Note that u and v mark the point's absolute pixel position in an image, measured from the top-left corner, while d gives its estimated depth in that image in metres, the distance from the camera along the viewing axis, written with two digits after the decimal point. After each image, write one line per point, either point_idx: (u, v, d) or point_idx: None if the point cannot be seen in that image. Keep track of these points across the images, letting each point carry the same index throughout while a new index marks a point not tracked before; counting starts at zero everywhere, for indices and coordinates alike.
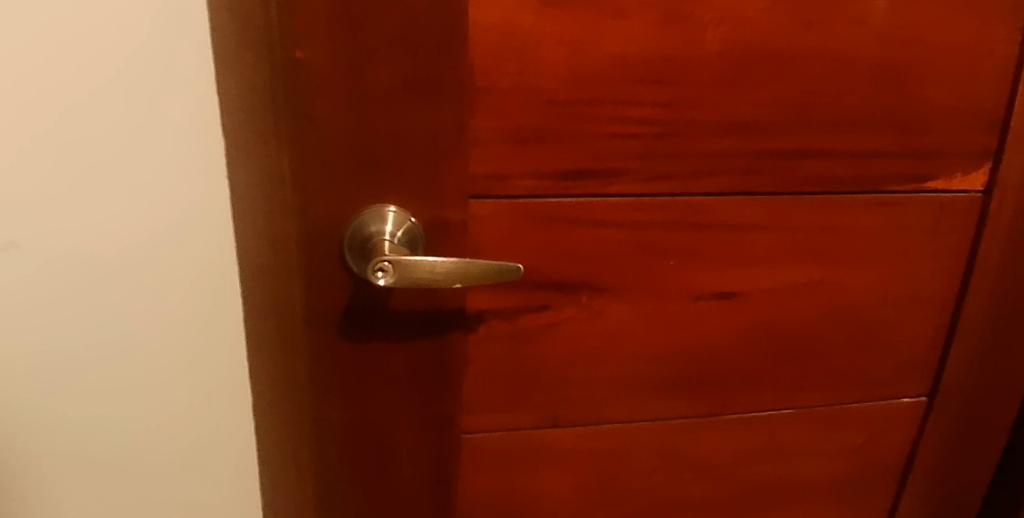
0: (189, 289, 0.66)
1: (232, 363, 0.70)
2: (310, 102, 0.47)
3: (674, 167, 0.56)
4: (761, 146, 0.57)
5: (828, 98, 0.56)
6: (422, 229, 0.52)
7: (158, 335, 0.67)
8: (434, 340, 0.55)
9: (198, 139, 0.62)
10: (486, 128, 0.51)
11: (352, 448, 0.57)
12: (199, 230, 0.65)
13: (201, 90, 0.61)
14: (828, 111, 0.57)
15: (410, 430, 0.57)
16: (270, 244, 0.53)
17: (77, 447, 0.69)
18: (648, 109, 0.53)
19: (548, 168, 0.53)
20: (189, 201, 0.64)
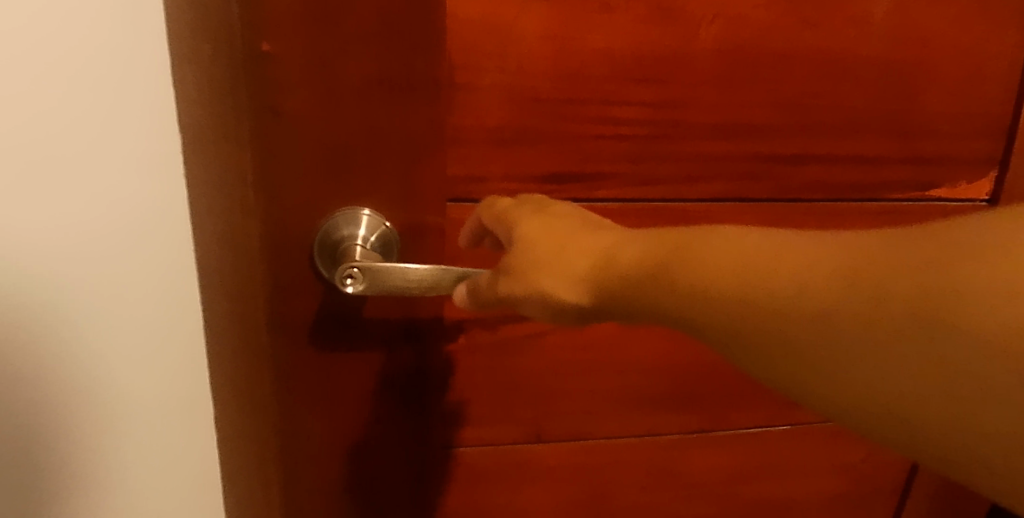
0: (148, 292, 0.64)
1: (193, 367, 0.67)
2: (278, 99, 0.44)
3: (667, 171, 0.53)
4: (759, 150, 0.54)
5: (828, 100, 0.54)
6: (397, 233, 0.49)
7: (116, 341, 0.65)
8: (405, 350, 0.53)
9: (156, 137, 0.60)
10: (468, 127, 0.49)
11: (322, 465, 0.54)
12: (159, 231, 0.62)
13: (159, 85, 0.58)
14: (827, 114, 0.54)
15: (384, 444, 0.55)
16: (232, 248, 0.50)
17: (25, 453, 0.66)
18: (638, 110, 0.51)
19: (532, 171, 0.51)
20: (148, 201, 0.61)
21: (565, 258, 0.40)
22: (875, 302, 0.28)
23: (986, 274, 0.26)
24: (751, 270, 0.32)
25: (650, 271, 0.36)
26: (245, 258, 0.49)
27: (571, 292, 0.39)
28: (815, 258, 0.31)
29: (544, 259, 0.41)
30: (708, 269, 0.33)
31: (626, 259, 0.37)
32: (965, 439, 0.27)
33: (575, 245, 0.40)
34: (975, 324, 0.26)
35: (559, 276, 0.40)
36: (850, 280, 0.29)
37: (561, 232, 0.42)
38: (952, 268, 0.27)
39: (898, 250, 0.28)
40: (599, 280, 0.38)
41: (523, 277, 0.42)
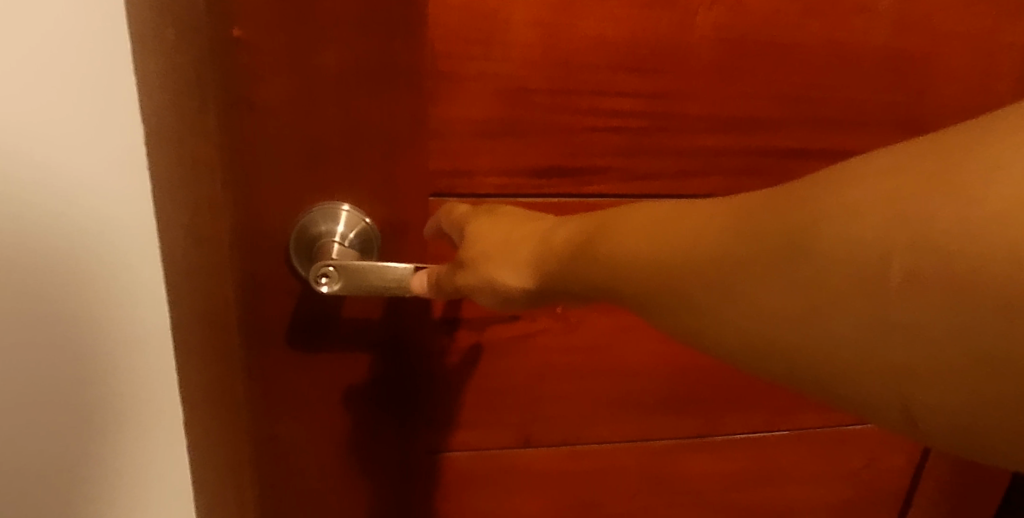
0: (105, 313, 0.55)
1: (160, 396, 0.59)
2: (246, 86, 0.42)
3: (661, 166, 0.51)
4: (757, 144, 0.52)
5: (830, 93, 0.51)
6: (378, 230, 0.47)
7: (67, 370, 0.56)
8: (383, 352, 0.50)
9: (110, 133, 0.51)
10: (451, 118, 0.46)
11: (295, 470, 0.52)
12: (115, 244, 0.54)
13: (110, 72, 0.49)
14: (829, 107, 0.52)
15: (368, 449, 0.53)
16: (198, 248, 0.47)
17: None
18: (632, 101, 0.48)
19: (520, 165, 0.48)
20: (105, 208, 0.53)
21: (513, 246, 0.37)
22: (760, 243, 0.25)
23: (874, 185, 0.22)
24: (655, 236, 0.28)
25: (575, 249, 0.32)
26: (214, 256, 0.46)
27: (512, 279, 0.36)
28: (714, 212, 0.27)
29: (494, 249, 0.38)
30: (616, 236, 0.30)
31: (560, 240, 0.34)
32: (884, 381, 0.23)
33: (521, 233, 0.37)
34: (861, 241, 0.22)
35: (506, 263, 0.36)
36: (740, 228, 0.26)
37: (512, 227, 0.39)
38: (840, 191, 0.23)
39: (790, 187, 0.25)
40: (538, 265, 0.35)
41: (476, 270, 0.38)
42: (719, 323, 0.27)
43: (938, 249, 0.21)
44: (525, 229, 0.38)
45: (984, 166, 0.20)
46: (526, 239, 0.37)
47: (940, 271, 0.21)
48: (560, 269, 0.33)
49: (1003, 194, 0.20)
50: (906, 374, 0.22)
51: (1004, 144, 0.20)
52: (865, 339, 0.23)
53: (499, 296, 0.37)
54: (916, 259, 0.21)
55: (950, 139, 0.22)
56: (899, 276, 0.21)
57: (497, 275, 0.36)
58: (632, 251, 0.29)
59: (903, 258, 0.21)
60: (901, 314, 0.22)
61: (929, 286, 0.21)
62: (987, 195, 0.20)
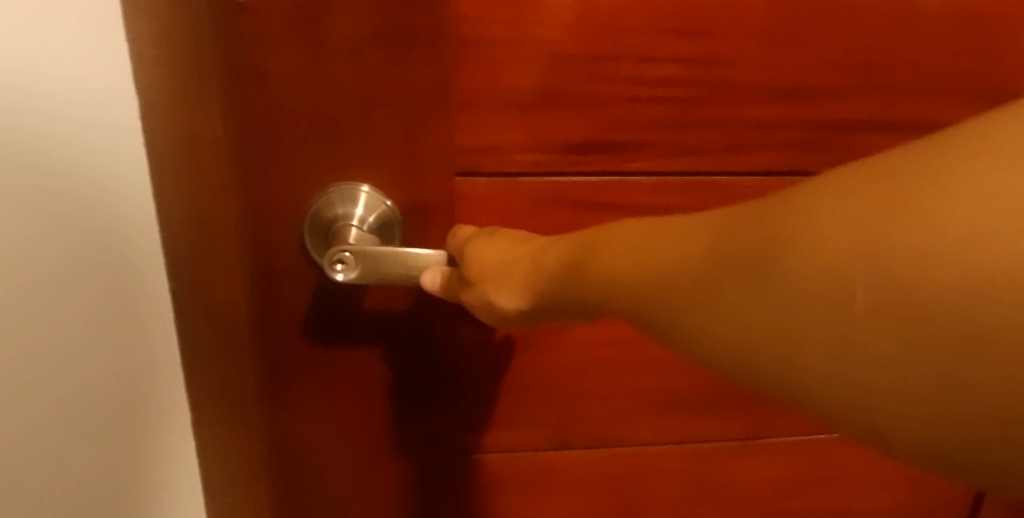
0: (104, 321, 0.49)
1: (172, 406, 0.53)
2: (247, 55, 0.38)
3: (710, 140, 0.46)
4: (818, 115, 0.46)
5: (900, 57, 0.46)
6: (399, 214, 0.44)
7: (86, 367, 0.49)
8: (406, 343, 0.46)
9: (118, 110, 0.45)
10: (478, 89, 0.42)
11: (316, 468, 0.48)
12: (114, 238, 0.48)
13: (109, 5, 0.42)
14: (899, 73, 0.46)
15: (389, 446, 0.49)
16: (202, 232, 0.44)
17: None
18: (677, 68, 0.43)
19: (553, 141, 0.44)
20: (112, 196, 0.47)
21: (508, 268, 0.35)
22: (737, 260, 0.23)
23: (850, 201, 0.21)
24: (642, 250, 0.27)
25: (569, 266, 0.31)
26: (222, 239, 0.43)
27: (508, 301, 0.35)
28: (698, 225, 0.26)
29: (491, 271, 0.36)
30: (603, 251, 0.29)
31: (553, 259, 0.33)
32: (858, 414, 0.21)
33: (516, 254, 0.36)
34: (834, 260, 0.20)
35: (502, 285, 0.35)
36: (719, 242, 0.24)
37: (510, 247, 0.37)
38: (819, 206, 0.21)
39: (773, 201, 0.23)
40: (539, 286, 0.33)
41: (475, 290, 0.37)
42: (697, 342, 0.25)
43: (907, 272, 0.19)
44: (524, 249, 0.36)
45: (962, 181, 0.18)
46: (523, 257, 0.35)
47: (905, 286, 0.19)
48: (558, 285, 0.32)
49: (971, 207, 0.18)
50: (874, 396, 0.20)
51: (985, 156, 0.18)
52: (835, 366, 0.21)
53: (497, 314, 0.36)
54: (884, 284, 0.19)
55: (934, 151, 0.20)
56: (866, 300, 0.20)
57: (495, 298, 0.35)
58: (613, 269, 0.28)
59: (872, 283, 0.19)
60: (871, 342, 0.20)
61: (896, 306, 0.19)
62: (956, 212, 0.18)
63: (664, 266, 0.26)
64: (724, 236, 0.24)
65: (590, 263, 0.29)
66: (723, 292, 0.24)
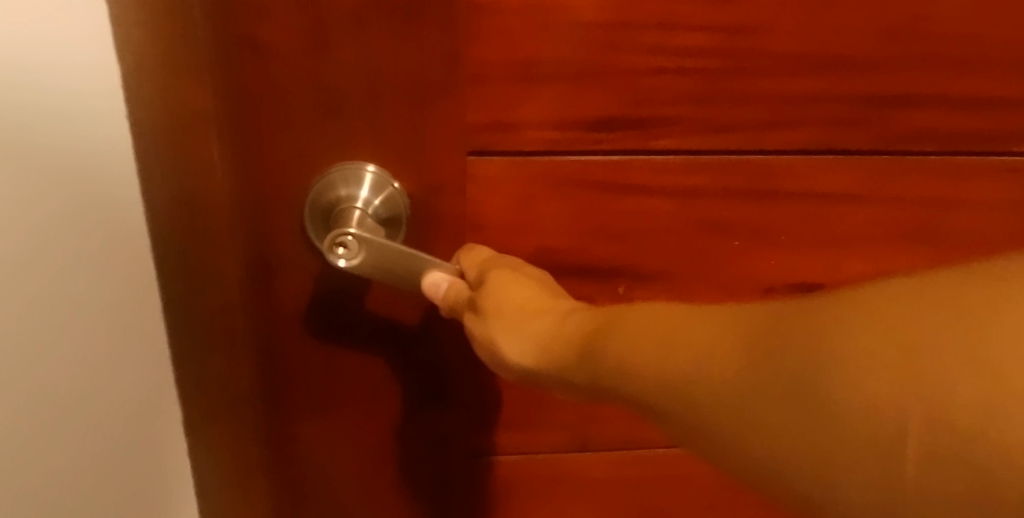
0: (89, 323, 0.41)
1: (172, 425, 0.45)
2: (243, 24, 0.35)
3: (743, 116, 0.42)
4: (857, 89, 0.41)
5: (961, 23, 0.40)
6: (407, 197, 0.41)
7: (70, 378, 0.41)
8: (411, 339, 0.44)
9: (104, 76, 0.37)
10: (489, 60, 0.38)
11: (320, 466, 0.46)
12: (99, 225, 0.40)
13: None
14: (957, 42, 0.41)
15: (393, 446, 0.47)
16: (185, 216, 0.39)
17: None
18: (708, 37, 0.39)
19: (571, 116, 0.40)
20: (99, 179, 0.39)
21: (530, 319, 0.33)
22: (772, 368, 0.21)
23: (903, 311, 0.19)
24: (667, 344, 0.24)
25: (585, 344, 0.28)
26: (219, 223, 0.39)
27: (516, 353, 0.32)
28: (727, 317, 0.24)
29: (509, 314, 0.33)
30: (619, 334, 0.27)
31: (571, 329, 0.30)
32: None
33: (539, 307, 0.33)
34: (882, 381, 0.18)
35: (516, 334, 0.32)
36: (751, 334, 0.22)
37: (532, 294, 0.34)
38: (869, 311, 0.20)
39: (815, 302, 0.22)
40: (548, 360, 0.30)
41: (486, 323, 0.34)
42: (724, 452, 0.23)
43: (959, 402, 0.17)
44: (548, 305, 0.33)
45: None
46: (541, 316, 0.32)
47: (956, 417, 0.17)
48: (570, 362, 0.29)
49: None
50: None
51: None
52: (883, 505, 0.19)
53: (495, 358, 0.33)
54: (932, 402, 0.17)
55: (981, 271, 0.19)
56: (912, 418, 0.18)
57: (507, 345, 0.32)
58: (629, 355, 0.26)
59: (919, 400, 0.18)
60: (921, 487, 0.18)
61: (943, 441, 0.17)
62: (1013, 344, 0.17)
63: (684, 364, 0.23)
64: (754, 337, 0.22)
65: (601, 350, 0.27)
66: (750, 399, 0.21)
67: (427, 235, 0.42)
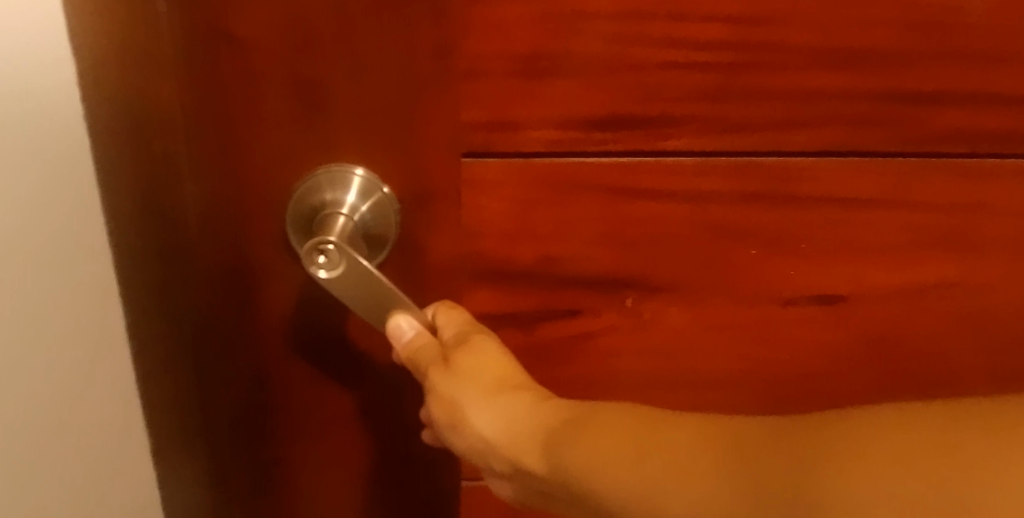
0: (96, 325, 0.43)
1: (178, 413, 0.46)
2: (219, 14, 0.34)
3: (758, 115, 0.39)
4: (882, 84, 0.38)
5: (1000, 13, 0.37)
6: (396, 202, 0.39)
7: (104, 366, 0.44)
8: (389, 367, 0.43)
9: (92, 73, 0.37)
10: (486, 54, 0.35)
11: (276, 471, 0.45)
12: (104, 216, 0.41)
13: None
14: (994, 33, 0.37)
15: (371, 474, 0.46)
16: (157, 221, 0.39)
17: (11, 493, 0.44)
18: (721, 29, 0.36)
19: (573, 115, 0.38)
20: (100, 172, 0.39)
21: (501, 394, 0.36)
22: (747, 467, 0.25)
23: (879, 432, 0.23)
24: (638, 444, 0.28)
25: (550, 428, 0.32)
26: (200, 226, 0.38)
27: (485, 424, 0.35)
28: (700, 431, 0.27)
29: (482, 386, 0.36)
30: (585, 432, 0.30)
31: (543, 410, 0.34)
32: None
33: (510, 384, 0.36)
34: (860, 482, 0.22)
35: (483, 407, 0.35)
36: (727, 442, 0.26)
37: (504, 369, 0.37)
38: (831, 436, 0.23)
39: (785, 427, 0.25)
40: (517, 449, 0.34)
41: (451, 382, 0.36)
42: None
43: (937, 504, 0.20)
44: (521, 385, 0.36)
45: (951, 440, 0.21)
46: (512, 397, 0.35)
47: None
48: (536, 456, 0.32)
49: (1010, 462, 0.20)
50: None
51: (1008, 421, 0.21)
52: None
53: (454, 422, 0.35)
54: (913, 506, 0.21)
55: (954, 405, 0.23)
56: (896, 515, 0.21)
57: (476, 415, 0.35)
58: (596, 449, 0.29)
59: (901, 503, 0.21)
60: None
61: None
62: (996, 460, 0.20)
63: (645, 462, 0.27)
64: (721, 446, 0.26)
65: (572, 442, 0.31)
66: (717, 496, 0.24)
67: (417, 241, 0.40)
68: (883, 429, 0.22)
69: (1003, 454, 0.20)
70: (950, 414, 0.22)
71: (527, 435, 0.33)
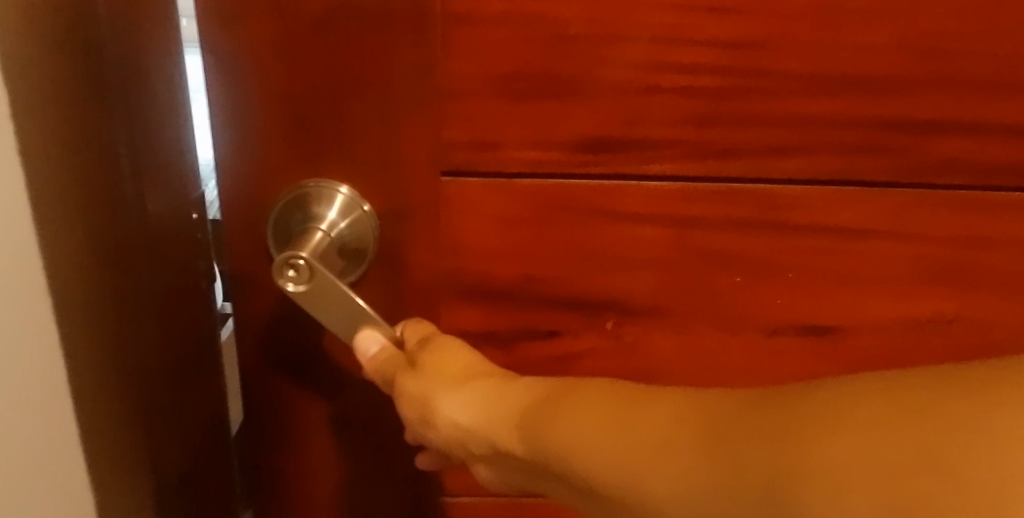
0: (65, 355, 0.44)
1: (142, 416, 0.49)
2: (205, 34, 0.35)
3: (747, 140, 0.38)
4: (878, 112, 0.37)
5: (1005, 43, 0.35)
6: (376, 220, 0.39)
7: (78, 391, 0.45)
8: (363, 392, 0.44)
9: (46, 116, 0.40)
10: (466, 74, 0.36)
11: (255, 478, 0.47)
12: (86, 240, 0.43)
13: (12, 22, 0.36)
14: (999, 63, 0.36)
15: (354, 482, 0.46)
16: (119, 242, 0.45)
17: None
18: (708, 53, 0.36)
19: (555, 137, 0.37)
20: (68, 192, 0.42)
21: (468, 383, 0.35)
22: (715, 455, 0.24)
23: (856, 410, 0.21)
24: (606, 437, 0.27)
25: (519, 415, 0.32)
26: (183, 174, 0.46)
27: (455, 416, 0.34)
28: (673, 416, 0.26)
29: (448, 378, 0.35)
30: (555, 423, 0.30)
31: (510, 395, 0.34)
32: None
33: (478, 374, 0.36)
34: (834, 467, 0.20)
35: (452, 398, 0.34)
36: (696, 429, 0.25)
37: (471, 360, 0.37)
38: (799, 417, 0.22)
39: (760, 408, 0.24)
40: (490, 435, 0.33)
41: (418, 380, 0.36)
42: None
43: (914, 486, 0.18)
44: (489, 373, 0.36)
45: (918, 401, 0.20)
46: (480, 384, 0.35)
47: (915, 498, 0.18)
48: (510, 440, 0.32)
49: (994, 432, 0.18)
50: None
51: (993, 385, 0.19)
52: None
53: (425, 416, 0.35)
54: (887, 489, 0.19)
55: (938, 372, 0.21)
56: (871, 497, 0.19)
57: (445, 406, 0.34)
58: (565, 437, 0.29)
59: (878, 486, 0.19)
60: None
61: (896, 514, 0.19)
62: (980, 434, 0.18)
63: (610, 458, 0.27)
64: (687, 437, 0.25)
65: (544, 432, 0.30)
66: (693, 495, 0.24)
67: (398, 257, 0.40)
68: (858, 407, 0.21)
69: (983, 419, 0.18)
70: (934, 376, 0.21)
71: (497, 419, 0.33)
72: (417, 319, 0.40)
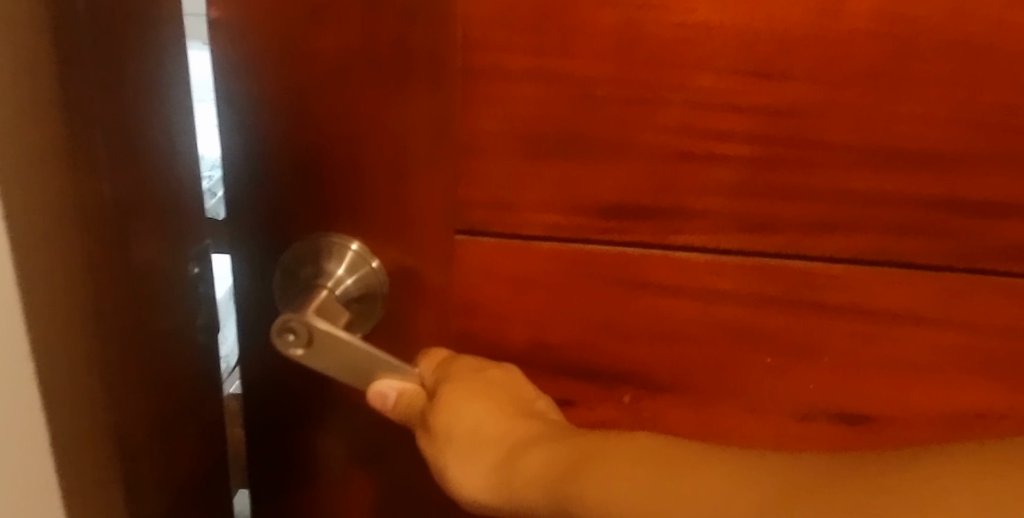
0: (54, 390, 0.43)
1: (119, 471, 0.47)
2: (219, 81, 0.34)
3: (785, 214, 0.35)
4: (932, 191, 0.34)
5: None
6: (385, 278, 0.37)
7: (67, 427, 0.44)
8: (368, 448, 0.42)
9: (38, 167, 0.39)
10: (486, 131, 0.34)
11: None
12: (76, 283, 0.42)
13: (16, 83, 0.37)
14: None
15: None
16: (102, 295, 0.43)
17: None
18: (745, 120, 0.33)
19: (576, 200, 0.35)
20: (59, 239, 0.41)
21: (484, 443, 0.33)
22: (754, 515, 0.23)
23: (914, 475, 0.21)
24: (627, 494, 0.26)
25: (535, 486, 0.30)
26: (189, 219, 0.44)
27: (473, 480, 0.33)
28: (700, 478, 0.25)
29: (464, 436, 0.34)
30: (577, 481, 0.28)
31: (524, 463, 0.31)
32: None
33: (494, 431, 0.33)
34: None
35: (469, 459, 0.33)
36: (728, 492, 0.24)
37: (487, 411, 0.34)
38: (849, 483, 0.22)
39: (801, 470, 0.23)
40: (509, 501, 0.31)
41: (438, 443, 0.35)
42: None
43: None
44: (509, 427, 0.34)
45: (982, 475, 0.20)
46: (499, 440, 0.33)
47: None
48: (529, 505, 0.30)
49: None
50: None
51: None
52: None
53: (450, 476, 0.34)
54: None
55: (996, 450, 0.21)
56: None
57: (464, 469, 0.33)
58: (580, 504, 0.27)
59: None
60: None
61: None
62: None
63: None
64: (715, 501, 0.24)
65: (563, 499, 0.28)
66: None
67: (405, 315, 0.38)
68: (916, 474, 0.21)
69: None
70: (988, 452, 0.21)
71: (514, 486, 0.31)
72: (427, 350, 0.38)
